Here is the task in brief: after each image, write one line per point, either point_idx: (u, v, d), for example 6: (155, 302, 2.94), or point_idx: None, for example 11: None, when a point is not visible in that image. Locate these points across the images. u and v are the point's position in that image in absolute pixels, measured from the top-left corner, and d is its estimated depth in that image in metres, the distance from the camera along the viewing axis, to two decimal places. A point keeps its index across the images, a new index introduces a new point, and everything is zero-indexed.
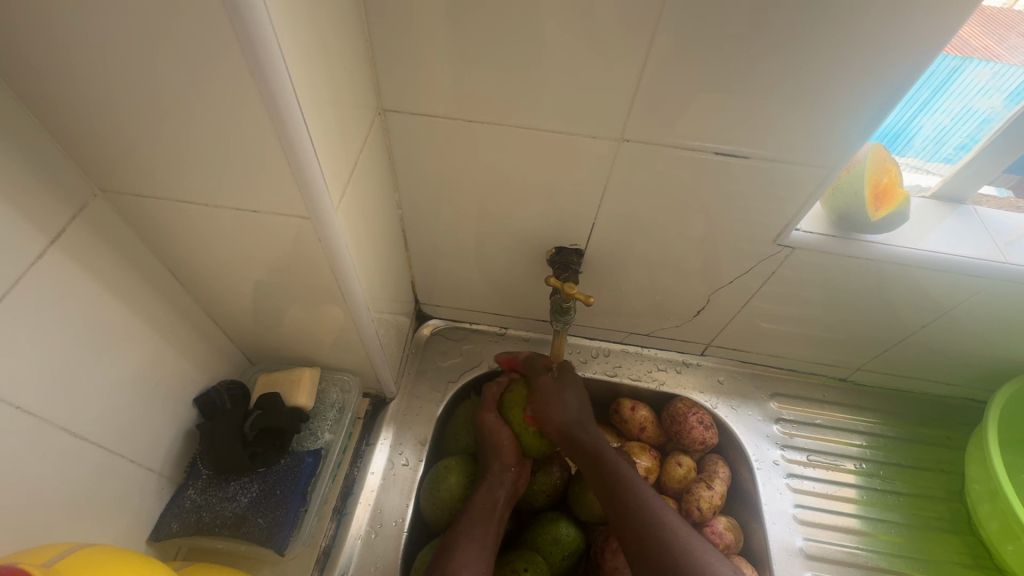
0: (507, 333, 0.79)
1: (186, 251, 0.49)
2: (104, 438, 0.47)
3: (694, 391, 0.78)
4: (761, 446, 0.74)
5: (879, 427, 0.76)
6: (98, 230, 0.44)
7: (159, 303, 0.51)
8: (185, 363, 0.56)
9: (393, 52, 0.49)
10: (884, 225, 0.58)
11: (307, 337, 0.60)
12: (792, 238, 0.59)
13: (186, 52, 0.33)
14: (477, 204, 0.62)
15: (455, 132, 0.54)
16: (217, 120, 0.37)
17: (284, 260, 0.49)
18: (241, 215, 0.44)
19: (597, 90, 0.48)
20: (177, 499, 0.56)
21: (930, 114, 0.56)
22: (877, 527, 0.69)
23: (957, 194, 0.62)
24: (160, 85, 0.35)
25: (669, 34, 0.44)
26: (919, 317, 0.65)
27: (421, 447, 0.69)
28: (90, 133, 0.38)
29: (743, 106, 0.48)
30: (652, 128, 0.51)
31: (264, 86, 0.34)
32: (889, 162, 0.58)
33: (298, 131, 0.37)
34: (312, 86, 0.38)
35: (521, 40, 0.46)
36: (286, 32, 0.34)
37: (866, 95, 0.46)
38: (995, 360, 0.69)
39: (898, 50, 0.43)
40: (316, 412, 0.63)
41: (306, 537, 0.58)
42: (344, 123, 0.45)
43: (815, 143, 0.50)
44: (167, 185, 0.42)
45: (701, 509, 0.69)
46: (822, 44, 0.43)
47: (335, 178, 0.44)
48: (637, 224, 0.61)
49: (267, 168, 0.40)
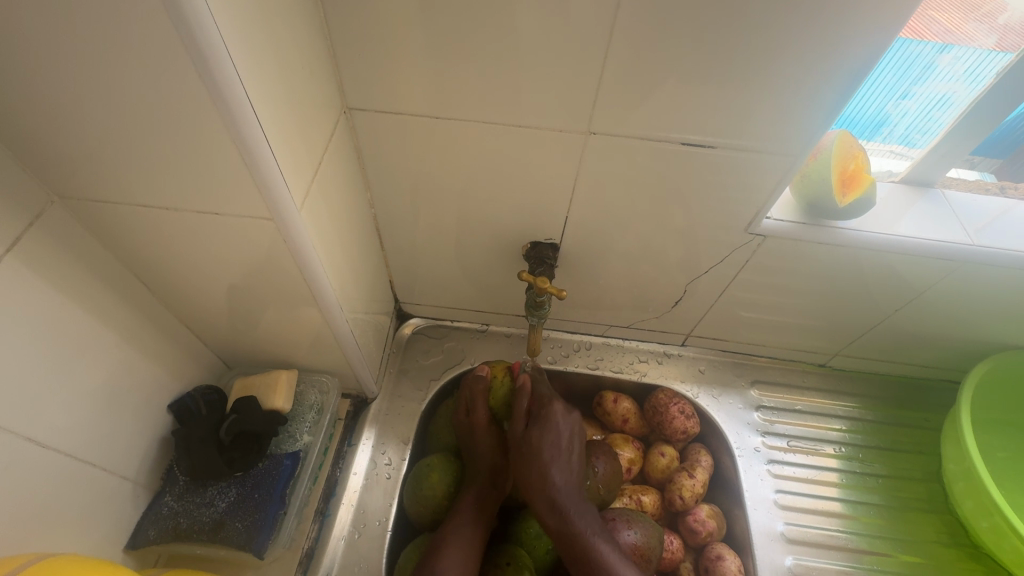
0: (488, 329, 0.80)
1: (152, 257, 0.48)
2: (72, 447, 0.47)
3: (676, 381, 0.78)
4: (743, 433, 0.75)
5: (857, 410, 0.77)
6: (58, 238, 0.43)
7: (127, 310, 0.50)
8: (157, 370, 0.55)
9: (355, 49, 0.48)
10: (852, 211, 0.58)
11: (283, 339, 0.60)
12: (763, 226, 0.60)
13: (133, 52, 0.32)
14: (451, 201, 0.62)
15: (423, 130, 0.54)
16: (172, 122, 0.36)
17: (253, 262, 0.48)
18: (206, 219, 0.44)
19: (561, 84, 0.49)
20: (155, 506, 0.55)
21: (896, 100, 0.56)
22: (856, 509, 0.70)
23: (925, 179, 0.63)
24: (110, 87, 0.34)
25: (627, 26, 0.44)
26: (892, 301, 0.66)
27: (404, 446, 0.69)
28: (43, 138, 0.38)
29: (706, 96, 0.48)
30: (618, 120, 0.51)
31: (212, 86, 0.34)
32: (856, 148, 0.58)
33: (253, 132, 0.37)
34: (266, 85, 0.38)
35: (482, 35, 0.46)
36: (235, 34, 0.34)
37: (826, 83, 0.47)
38: (968, 340, 0.70)
39: (853, 36, 0.43)
40: (295, 414, 0.63)
41: (287, 540, 0.58)
42: (306, 122, 0.44)
43: (780, 131, 0.50)
44: (127, 191, 0.41)
45: (683, 497, 0.69)
46: (775, 34, 0.44)
47: (297, 178, 0.44)
48: (611, 217, 0.61)
49: (226, 171, 0.39)
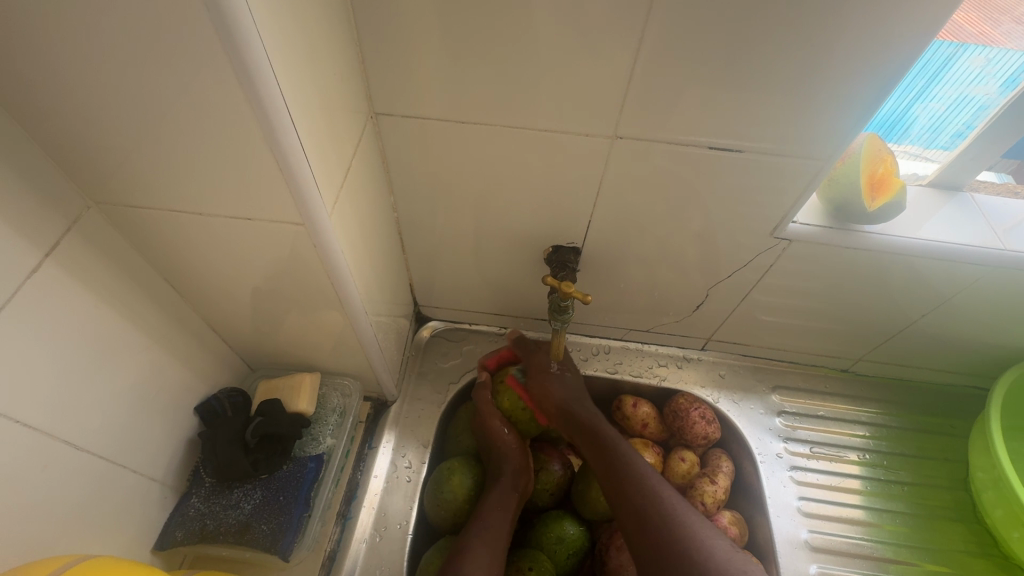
0: (507, 332, 0.79)
1: (182, 261, 0.49)
2: (104, 449, 0.47)
3: (696, 385, 0.78)
4: (764, 439, 0.74)
5: (881, 417, 0.76)
6: (92, 242, 0.44)
7: (157, 313, 0.51)
8: (185, 372, 0.56)
9: (382, 55, 0.48)
10: (880, 216, 0.57)
11: (307, 343, 0.60)
12: (789, 230, 0.59)
13: (175, 61, 0.33)
14: (474, 205, 0.62)
15: (448, 134, 0.54)
16: (209, 128, 0.37)
17: (281, 266, 0.49)
18: (237, 224, 0.44)
19: (589, 89, 0.48)
20: (181, 508, 0.56)
21: (924, 103, 0.56)
22: (882, 517, 0.69)
23: (955, 182, 0.62)
24: (149, 94, 0.35)
25: (657, 31, 0.44)
26: (920, 306, 0.65)
27: (424, 450, 0.69)
28: (82, 144, 0.38)
29: (736, 99, 0.48)
30: (644, 125, 0.51)
31: (251, 94, 0.34)
32: (884, 152, 0.57)
33: (288, 138, 0.37)
34: (300, 92, 0.38)
35: (510, 40, 0.46)
36: (273, 42, 0.34)
37: (859, 86, 0.46)
38: (995, 347, 0.69)
39: (886, 39, 0.43)
40: (318, 416, 0.63)
41: (311, 542, 0.58)
42: (335, 129, 0.45)
43: (810, 135, 0.50)
44: (160, 195, 0.42)
45: (706, 503, 0.68)
46: (806, 39, 0.43)
47: (327, 184, 0.44)
48: (633, 220, 0.60)
49: (259, 176, 0.40)
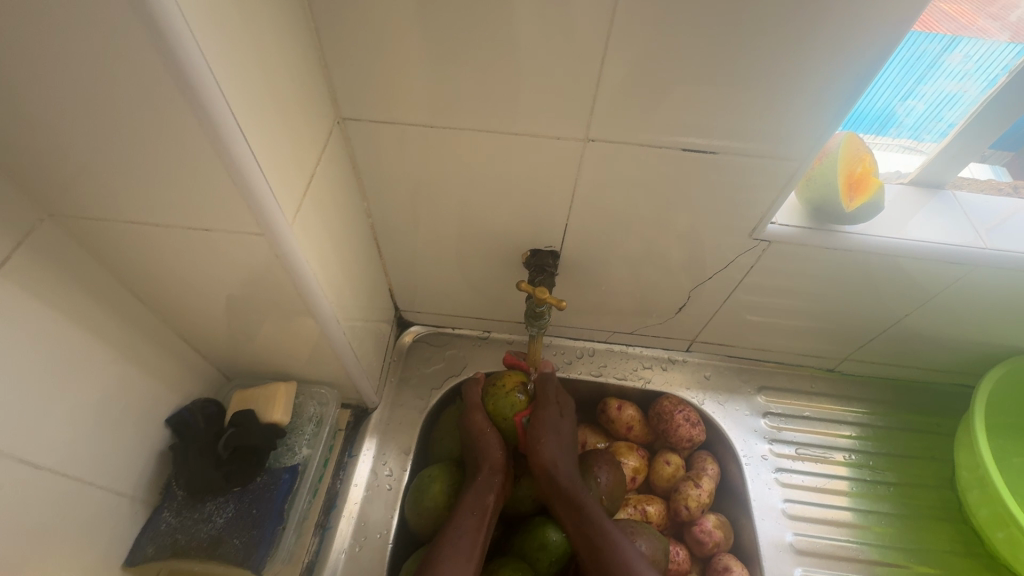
0: (490, 336, 0.79)
1: (146, 272, 0.48)
2: (67, 466, 0.46)
3: (681, 387, 0.77)
4: (750, 440, 0.73)
5: (867, 417, 0.76)
6: (48, 255, 0.42)
7: (122, 325, 0.50)
8: (154, 384, 0.55)
9: (346, 59, 0.48)
10: (860, 216, 0.57)
11: (282, 352, 0.59)
12: (768, 231, 0.58)
13: (115, 69, 0.32)
14: (449, 209, 0.61)
15: (418, 138, 0.53)
16: (158, 138, 0.35)
17: (247, 275, 0.48)
18: (198, 234, 0.43)
19: (556, 90, 0.48)
20: (152, 523, 0.55)
21: (904, 100, 0.55)
22: (867, 519, 0.69)
23: (937, 179, 0.61)
24: (93, 104, 0.34)
25: (621, 31, 0.43)
26: (904, 305, 0.64)
27: (405, 457, 0.68)
28: (30, 156, 0.37)
29: (706, 99, 0.47)
30: (615, 126, 0.50)
31: (198, 101, 0.33)
32: (863, 151, 0.57)
33: (240, 146, 0.36)
34: (252, 98, 0.37)
35: (472, 42, 0.45)
36: (217, 46, 0.33)
37: (832, 85, 0.45)
38: (980, 345, 0.68)
39: (857, 36, 0.42)
40: (293, 426, 0.62)
41: (285, 555, 0.58)
42: (295, 134, 0.44)
43: (785, 135, 0.49)
44: (117, 207, 0.41)
45: (689, 507, 0.68)
46: (774, 37, 0.42)
47: (288, 191, 0.43)
48: (612, 223, 0.60)
49: (216, 186, 0.39)
